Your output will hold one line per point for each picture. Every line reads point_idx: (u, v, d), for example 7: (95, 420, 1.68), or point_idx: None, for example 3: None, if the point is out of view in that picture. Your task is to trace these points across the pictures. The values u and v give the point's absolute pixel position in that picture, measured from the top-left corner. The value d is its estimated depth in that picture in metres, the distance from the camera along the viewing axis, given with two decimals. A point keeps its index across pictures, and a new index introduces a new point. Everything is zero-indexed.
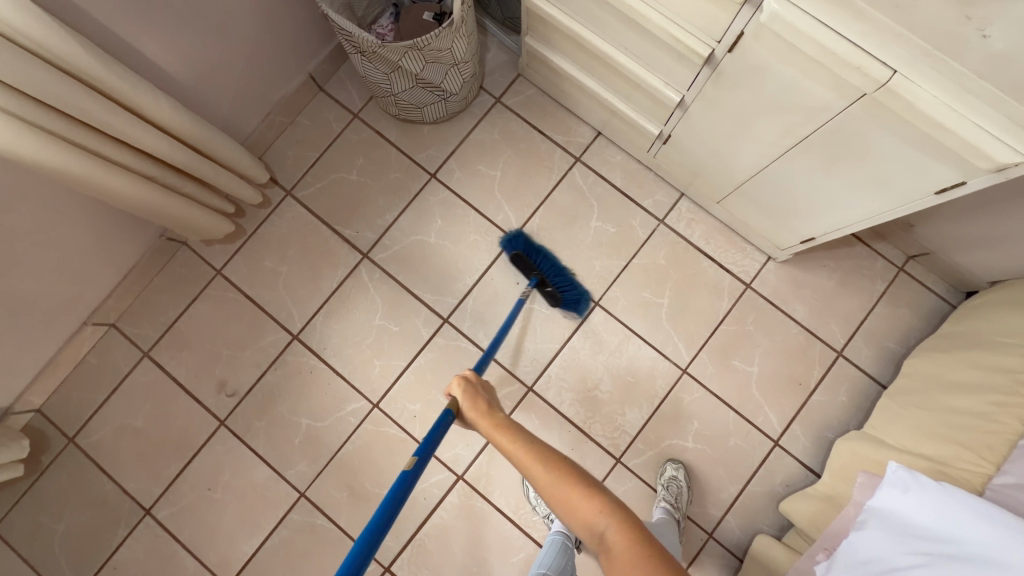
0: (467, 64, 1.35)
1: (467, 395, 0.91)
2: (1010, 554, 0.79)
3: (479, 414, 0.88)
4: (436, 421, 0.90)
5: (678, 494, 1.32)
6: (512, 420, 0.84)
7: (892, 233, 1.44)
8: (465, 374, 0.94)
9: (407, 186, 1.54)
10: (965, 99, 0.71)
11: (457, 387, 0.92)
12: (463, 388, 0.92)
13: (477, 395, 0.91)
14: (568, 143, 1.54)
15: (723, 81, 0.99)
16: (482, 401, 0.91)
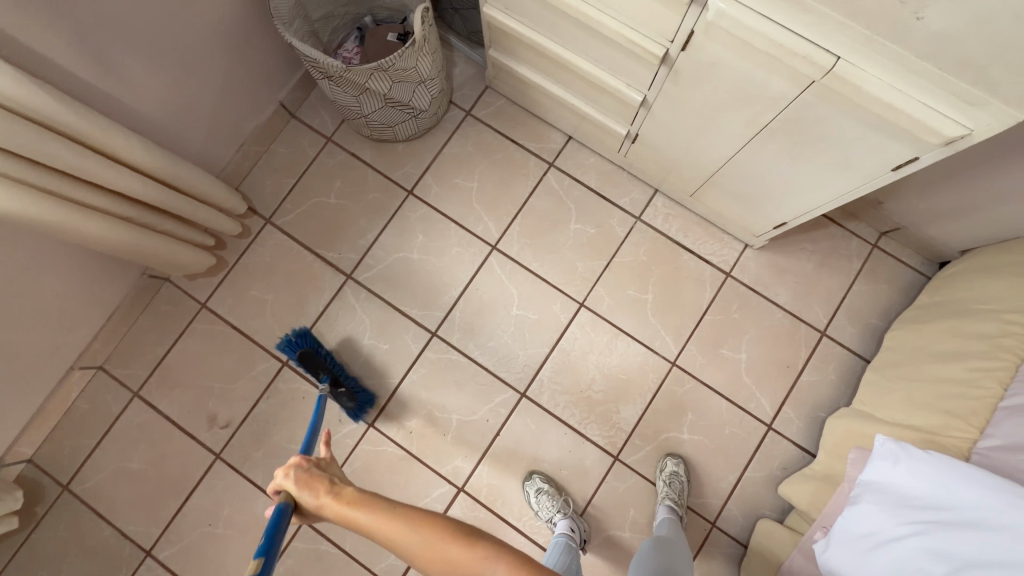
0: (434, 80, 1.38)
1: (302, 484, 0.80)
2: (1003, 517, 0.79)
3: (326, 498, 0.78)
4: (272, 522, 0.77)
5: (680, 490, 1.33)
6: (363, 489, 0.79)
7: (863, 212, 1.47)
8: (294, 459, 0.82)
9: (386, 205, 1.55)
10: (907, 79, 0.74)
11: (289, 477, 0.80)
12: (297, 474, 0.81)
13: (317, 477, 0.81)
14: (541, 150, 1.56)
15: (681, 79, 1.02)
16: (323, 481, 0.81)
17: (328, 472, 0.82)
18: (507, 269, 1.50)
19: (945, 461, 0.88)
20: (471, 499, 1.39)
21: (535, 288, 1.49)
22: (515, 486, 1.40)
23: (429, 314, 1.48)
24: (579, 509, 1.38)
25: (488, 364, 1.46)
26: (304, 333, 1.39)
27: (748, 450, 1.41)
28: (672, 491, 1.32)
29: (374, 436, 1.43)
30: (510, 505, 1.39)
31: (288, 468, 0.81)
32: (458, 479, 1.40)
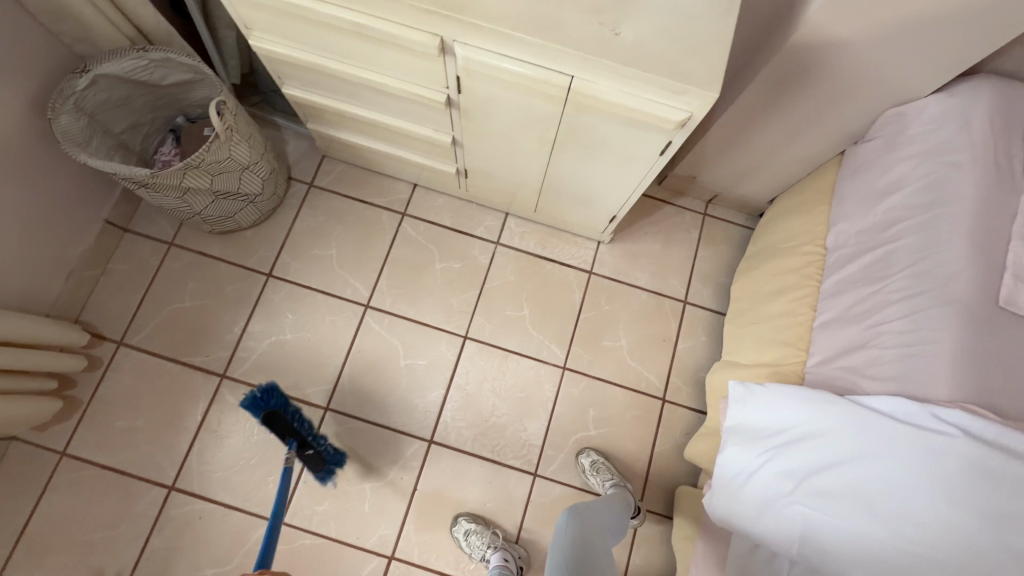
0: (259, 164, 1.38)
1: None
2: (826, 423, 0.88)
3: None
4: None
5: (606, 469, 1.39)
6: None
7: (687, 188, 1.65)
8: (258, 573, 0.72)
9: (247, 293, 1.51)
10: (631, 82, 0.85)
11: None
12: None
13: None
14: (390, 203, 1.61)
15: (472, 116, 1.11)
16: None
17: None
18: (385, 323, 1.51)
19: (783, 391, 0.95)
20: (404, 563, 1.35)
21: (418, 334, 1.51)
22: (445, 535, 1.38)
23: (318, 391, 1.45)
24: (513, 536, 1.38)
25: (389, 423, 1.44)
26: (270, 388, 1.26)
27: (651, 427, 1.49)
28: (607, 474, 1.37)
29: (288, 532, 1.35)
30: (446, 556, 1.36)
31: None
32: (386, 548, 1.36)
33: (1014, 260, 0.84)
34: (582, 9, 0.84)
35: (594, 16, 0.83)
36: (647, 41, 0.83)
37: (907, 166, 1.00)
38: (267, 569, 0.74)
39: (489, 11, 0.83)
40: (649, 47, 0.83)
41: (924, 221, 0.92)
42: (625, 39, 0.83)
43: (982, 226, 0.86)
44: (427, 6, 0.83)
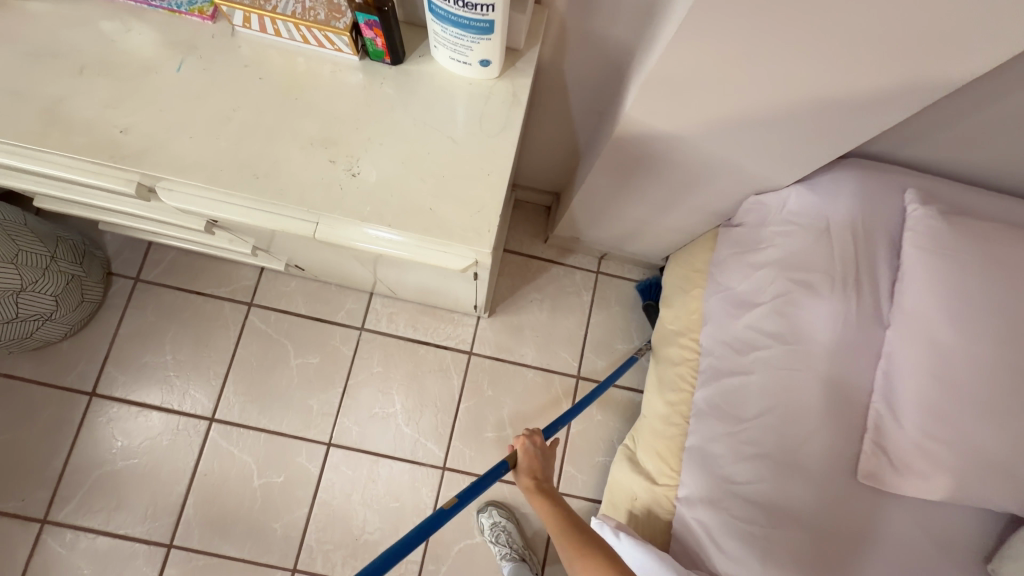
0: (44, 279, 1.15)
1: (528, 455, 0.90)
2: None
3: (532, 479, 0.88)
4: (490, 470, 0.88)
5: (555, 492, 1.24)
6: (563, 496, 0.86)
7: (574, 246, 1.46)
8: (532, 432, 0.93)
9: (68, 418, 1.30)
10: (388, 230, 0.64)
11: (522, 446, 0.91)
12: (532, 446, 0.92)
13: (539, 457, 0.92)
14: (233, 292, 1.39)
15: (251, 237, 0.89)
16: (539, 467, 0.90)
17: (549, 468, 0.91)
18: (233, 437, 1.32)
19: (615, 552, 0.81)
20: None
21: (274, 447, 1.32)
22: None
23: (159, 525, 1.27)
24: None
25: (244, 553, 1.27)
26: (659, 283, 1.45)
27: (543, 524, 1.35)
28: (507, 542, 1.27)
29: None
30: None
31: (529, 434, 0.93)
32: None
33: (873, 418, 0.69)
34: (306, 145, 0.64)
35: (321, 154, 0.64)
36: (393, 183, 0.63)
37: (764, 276, 0.83)
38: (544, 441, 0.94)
39: (179, 159, 0.62)
40: (398, 192, 0.63)
41: (775, 358, 0.77)
42: (365, 180, 0.63)
43: (837, 373, 0.71)
44: (91, 155, 0.61)
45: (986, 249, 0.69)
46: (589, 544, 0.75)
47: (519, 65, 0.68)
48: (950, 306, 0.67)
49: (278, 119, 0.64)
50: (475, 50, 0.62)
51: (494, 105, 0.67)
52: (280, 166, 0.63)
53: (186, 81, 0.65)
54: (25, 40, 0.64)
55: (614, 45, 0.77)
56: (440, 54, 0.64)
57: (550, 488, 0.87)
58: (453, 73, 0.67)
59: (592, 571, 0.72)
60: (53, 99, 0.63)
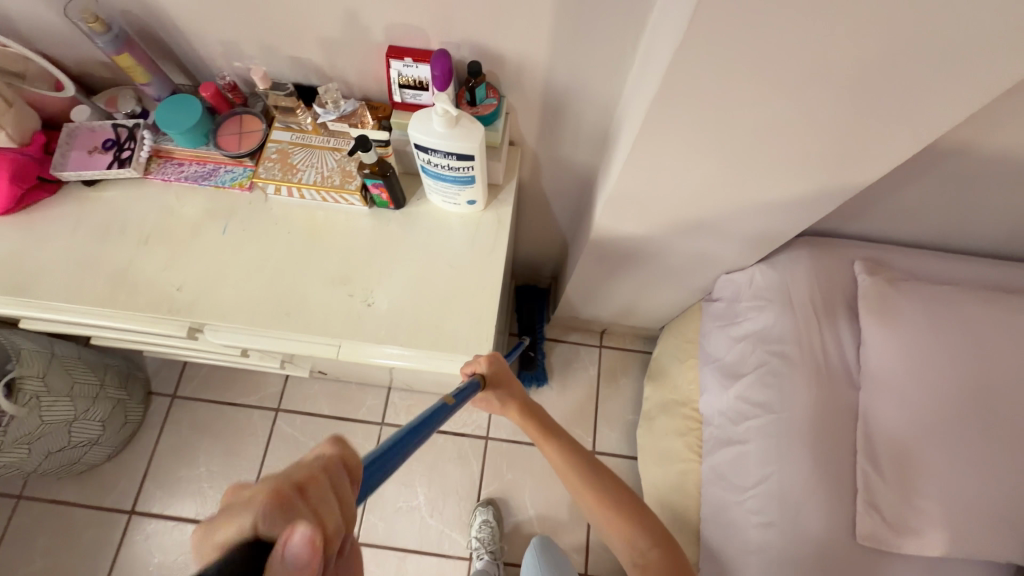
0: (95, 406, 1.26)
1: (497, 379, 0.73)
2: None
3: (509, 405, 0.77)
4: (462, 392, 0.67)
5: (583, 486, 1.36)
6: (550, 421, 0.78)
7: (575, 324, 1.55)
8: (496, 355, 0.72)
9: (108, 539, 1.36)
10: (400, 346, 0.73)
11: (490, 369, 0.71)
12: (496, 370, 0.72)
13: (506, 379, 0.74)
14: (262, 400, 1.49)
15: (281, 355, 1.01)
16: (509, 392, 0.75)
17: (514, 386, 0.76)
18: None
19: None
20: None
21: None
22: None
23: None
24: None
25: None
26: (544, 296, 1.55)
27: None
28: None
29: None
30: None
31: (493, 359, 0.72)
32: None
33: (861, 478, 0.73)
34: (328, 283, 0.76)
35: (342, 289, 0.75)
36: (404, 307, 0.74)
37: (745, 348, 0.91)
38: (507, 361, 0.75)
39: (222, 306, 0.74)
40: (408, 315, 0.74)
41: (767, 427, 0.82)
42: (379, 308, 0.74)
43: (823, 436, 0.77)
44: (152, 310, 0.73)
45: (934, 311, 0.77)
46: (603, 506, 0.73)
47: (502, 195, 0.82)
48: (910, 364, 0.75)
49: (302, 263, 0.77)
50: (464, 193, 0.75)
51: (484, 231, 0.80)
52: (307, 302, 0.74)
53: (226, 240, 0.78)
54: (98, 221, 0.78)
55: (582, 166, 0.91)
56: (434, 197, 0.78)
57: (525, 401, 0.78)
58: (447, 210, 0.80)
59: (613, 517, 0.73)
60: (121, 268, 0.75)
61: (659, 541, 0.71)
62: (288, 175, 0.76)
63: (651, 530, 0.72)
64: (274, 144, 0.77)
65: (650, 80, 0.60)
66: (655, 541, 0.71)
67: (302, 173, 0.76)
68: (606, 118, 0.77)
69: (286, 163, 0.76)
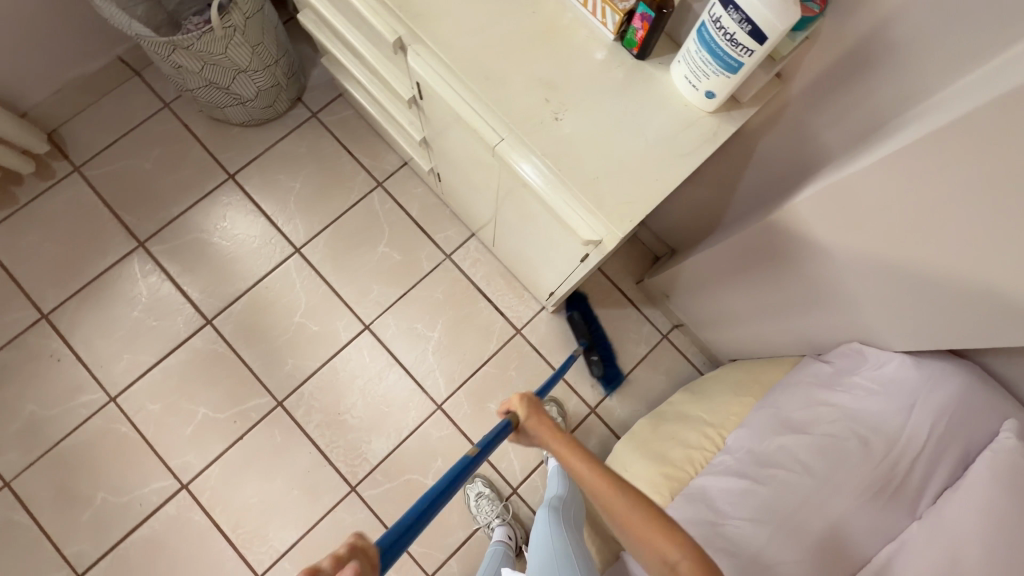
0: (259, 72, 1.36)
1: (528, 414, 0.84)
2: None
3: (542, 428, 0.82)
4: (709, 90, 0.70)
5: (562, 425, 1.40)
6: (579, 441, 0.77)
7: (659, 301, 1.50)
8: (523, 394, 0.87)
9: (203, 183, 1.52)
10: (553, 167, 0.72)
11: (521, 404, 0.86)
12: (525, 404, 0.85)
13: (539, 418, 0.84)
14: (373, 168, 1.57)
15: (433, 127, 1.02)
16: (541, 416, 0.84)
17: (543, 420, 0.83)
18: (303, 275, 1.48)
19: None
20: (191, 498, 1.34)
21: (326, 301, 1.47)
22: (244, 494, 1.35)
23: (211, 301, 1.45)
24: (296, 532, 1.34)
25: (253, 365, 1.42)
26: (580, 299, 1.50)
27: (524, 513, 1.39)
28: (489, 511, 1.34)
29: (112, 411, 1.37)
30: (230, 513, 1.34)
31: (522, 398, 0.86)
32: (184, 475, 1.35)
33: (881, 558, 0.79)
34: (535, 80, 0.74)
35: (541, 91, 0.74)
36: (581, 141, 0.73)
37: (824, 414, 0.90)
38: (533, 399, 0.86)
39: (442, 34, 0.75)
40: (580, 151, 0.72)
41: (764, 507, 0.83)
42: (561, 128, 0.73)
43: (856, 519, 0.81)
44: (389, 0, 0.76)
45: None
46: (623, 511, 0.67)
47: (734, 114, 0.75)
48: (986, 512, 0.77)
49: (528, 50, 0.76)
50: (709, 80, 0.68)
51: (696, 132, 0.74)
52: (507, 81, 0.74)
53: None
54: None
55: (817, 148, 0.83)
56: (678, 68, 0.72)
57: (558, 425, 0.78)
58: (678, 91, 0.75)
59: (648, 537, 0.64)
60: None
61: (692, 557, 0.61)
62: None
63: (676, 538, 0.63)
64: None
65: (980, 99, 0.56)
66: (682, 552, 0.62)
67: None
68: (896, 108, 0.69)
69: None
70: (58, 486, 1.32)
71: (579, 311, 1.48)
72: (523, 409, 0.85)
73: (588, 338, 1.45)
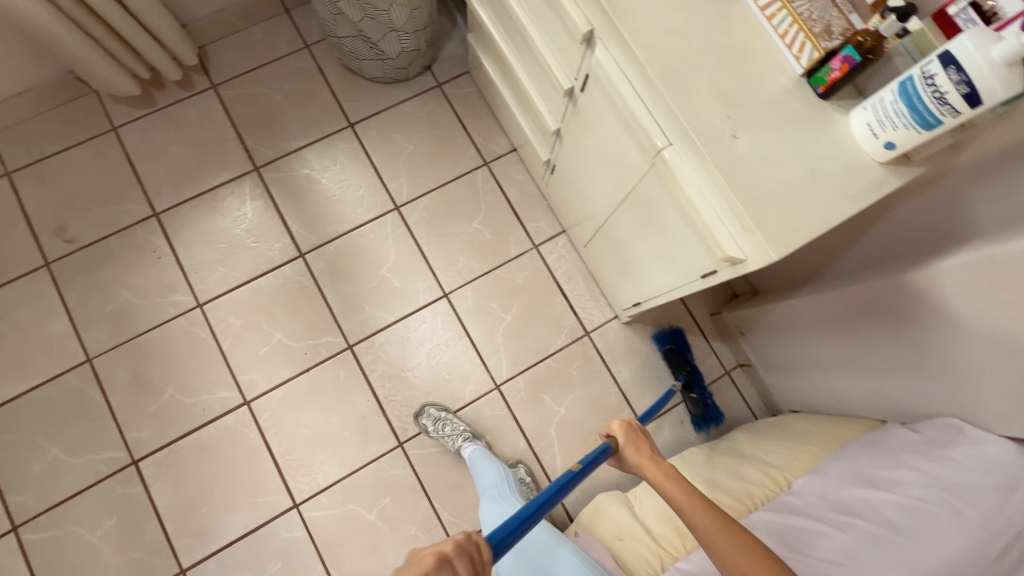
0: (408, 34, 1.43)
1: (629, 437, 0.95)
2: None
3: (637, 453, 0.93)
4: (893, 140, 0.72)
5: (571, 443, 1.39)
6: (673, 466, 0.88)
7: (730, 337, 1.51)
8: (625, 419, 0.99)
9: (324, 125, 1.59)
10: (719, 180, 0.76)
11: (621, 427, 0.96)
12: (626, 428, 0.96)
13: (638, 442, 0.95)
14: (483, 147, 1.62)
15: (581, 119, 1.06)
16: (641, 442, 0.95)
17: (642, 445, 0.94)
18: (396, 232, 1.54)
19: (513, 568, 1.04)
20: (250, 414, 1.39)
21: (413, 261, 1.52)
22: (298, 423, 1.40)
23: (307, 236, 1.51)
24: (339, 471, 1.38)
25: (334, 305, 1.48)
26: (677, 332, 1.51)
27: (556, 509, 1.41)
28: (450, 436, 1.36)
29: (197, 316, 1.43)
30: (282, 438, 1.38)
31: (625, 422, 0.98)
32: (248, 392, 1.40)
33: None
34: (720, 95, 0.78)
35: (724, 106, 0.78)
36: (754, 161, 0.76)
37: (912, 477, 0.91)
38: (639, 425, 0.98)
39: (640, 33, 0.79)
40: (747, 170, 0.76)
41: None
42: (737, 145, 0.76)
43: None
44: None
45: None
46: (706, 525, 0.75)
47: (902, 171, 0.76)
48: None
49: (718, 64, 0.79)
50: (895, 131, 0.70)
51: (863, 178, 0.76)
52: (693, 89, 0.78)
53: None
54: None
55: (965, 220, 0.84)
56: (861, 115, 0.74)
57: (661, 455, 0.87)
58: (854, 137, 0.77)
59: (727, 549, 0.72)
60: None
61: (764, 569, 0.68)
62: None
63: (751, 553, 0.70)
64: None
65: None
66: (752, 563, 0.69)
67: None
68: None
69: None
70: (133, 373, 1.39)
71: (671, 345, 1.49)
72: (625, 433, 0.96)
73: (689, 374, 1.45)
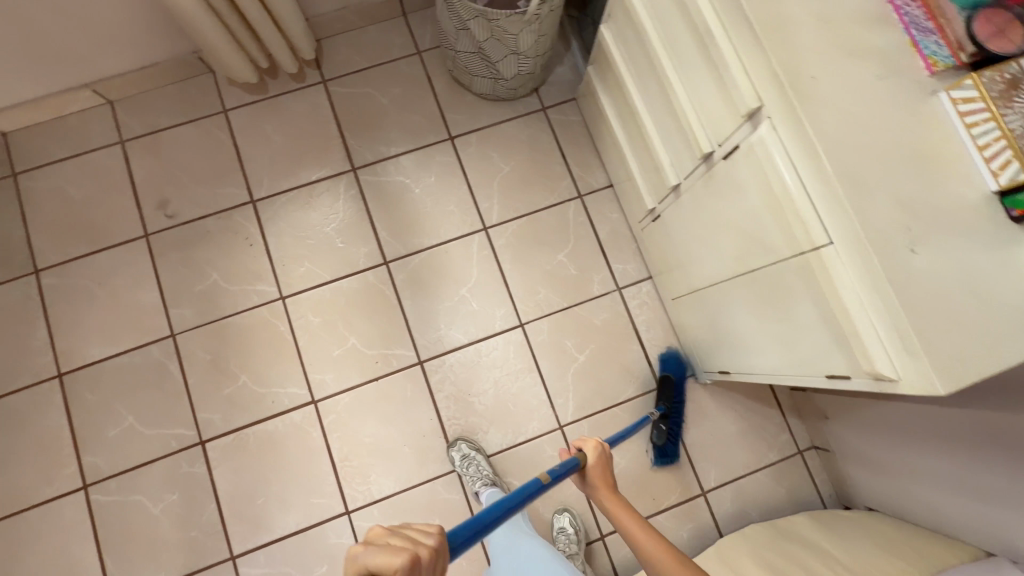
0: (528, 59, 1.40)
1: (598, 463, 0.92)
2: None
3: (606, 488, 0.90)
4: None
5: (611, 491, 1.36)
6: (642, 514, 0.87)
7: (809, 416, 1.44)
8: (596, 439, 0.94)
9: (425, 134, 1.58)
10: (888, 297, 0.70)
11: (593, 450, 0.92)
12: (598, 452, 0.92)
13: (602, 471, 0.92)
14: (579, 178, 1.58)
15: (712, 184, 1.01)
16: (604, 472, 0.92)
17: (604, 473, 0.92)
18: (481, 253, 1.52)
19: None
20: (316, 414, 1.40)
21: (494, 285, 1.50)
22: (361, 431, 1.40)
23: (394, 244, 1.51)
24: (394, 485, 1.38)
25: (410, 318, 1.47)
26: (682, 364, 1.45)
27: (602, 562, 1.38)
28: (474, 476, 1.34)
29: (278, 308, 1.45)
30: (343, 443, 1.39)
31: (596, 445, 0.93)
32: (317, 391, 1.42)
33: None
34: (901, 203, 0.72)
35: (904, 215, 0.72)
36: (931, 281, 0.70)
37: None
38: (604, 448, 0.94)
39: (822, 122, 0.74)
40: (923, 290, 0.70)
41: None
42: (914, 261, 0.70)
43: None
44: (777, 72, 0.76)
45: None
46: None
47: None
48: None
49: (903, 168, 0.73)
50: None
51: None
52: (873, 193, 0.72)
53: (875, 87, 0.75)
54: None
55: None
56: None
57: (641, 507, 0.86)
58: None
59: None
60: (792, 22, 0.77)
61: None
62: (997, 102, 0.71)
63: None
64: (1017, 68, 0.72)
65: None
66: None
67: (1009, 112, 0.71)
68: None
69: (1008, 92, 0.71)
70: (212, 354, 1.42)
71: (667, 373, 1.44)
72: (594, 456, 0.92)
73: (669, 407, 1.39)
